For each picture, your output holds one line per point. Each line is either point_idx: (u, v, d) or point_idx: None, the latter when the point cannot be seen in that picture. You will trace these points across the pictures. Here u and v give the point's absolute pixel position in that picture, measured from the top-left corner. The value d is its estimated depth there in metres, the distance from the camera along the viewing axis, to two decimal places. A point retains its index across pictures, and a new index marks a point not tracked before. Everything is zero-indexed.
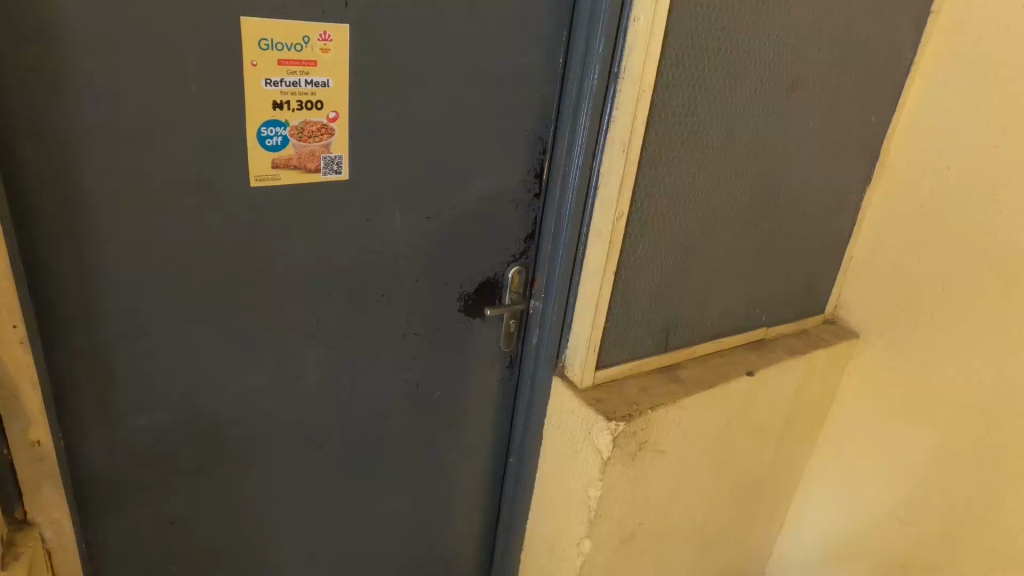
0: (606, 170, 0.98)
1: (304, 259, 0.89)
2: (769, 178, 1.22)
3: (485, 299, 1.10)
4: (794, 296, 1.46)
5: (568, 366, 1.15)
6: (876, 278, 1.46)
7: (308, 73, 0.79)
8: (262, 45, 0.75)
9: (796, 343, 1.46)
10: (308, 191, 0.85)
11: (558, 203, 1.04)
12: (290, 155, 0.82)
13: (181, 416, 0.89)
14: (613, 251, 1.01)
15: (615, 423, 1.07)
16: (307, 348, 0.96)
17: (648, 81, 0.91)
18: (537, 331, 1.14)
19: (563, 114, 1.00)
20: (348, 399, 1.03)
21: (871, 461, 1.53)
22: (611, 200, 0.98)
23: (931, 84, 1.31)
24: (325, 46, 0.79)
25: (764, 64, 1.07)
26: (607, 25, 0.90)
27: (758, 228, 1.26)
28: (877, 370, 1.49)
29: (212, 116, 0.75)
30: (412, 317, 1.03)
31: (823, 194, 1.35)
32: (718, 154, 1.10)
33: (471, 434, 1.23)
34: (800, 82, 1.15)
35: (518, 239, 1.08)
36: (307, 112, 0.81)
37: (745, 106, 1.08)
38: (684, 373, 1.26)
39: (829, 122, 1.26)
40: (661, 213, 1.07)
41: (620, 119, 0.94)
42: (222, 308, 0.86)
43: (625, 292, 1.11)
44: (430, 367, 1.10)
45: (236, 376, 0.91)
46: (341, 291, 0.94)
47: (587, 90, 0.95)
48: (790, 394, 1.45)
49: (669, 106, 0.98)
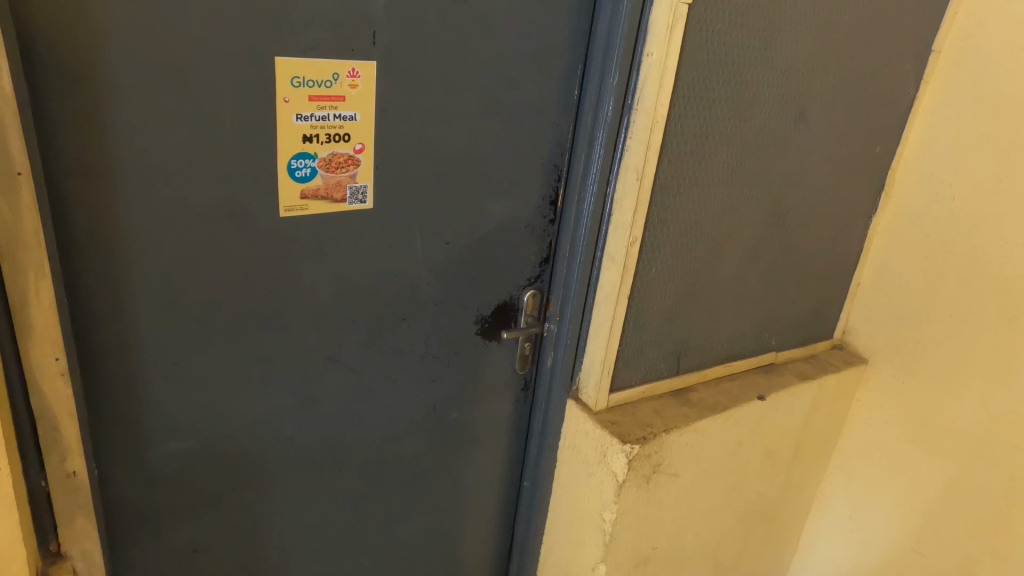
0: (619, 197, 1.01)
1: (329, 284, 0.92)
2: (777, 205, 1.24)
3: (501, 322, 1.12)
4: (802, 320, 1.47)
5: (582, 389, 1.16)
6: (883, 303, 1.48)
7: (337, 108, 0.82)
8: (294, 83, 0.78)
9: (805, 367, 1.48)
10: (334, 218, 0.88)
11: (573, 229, 1.07)
12: (318, 185, 0.85)
13: (208, 440, 0.91)
14: (627, 275, 1.04)
15: (631, 445, 1.09)
16: (330, 371, 0.98)
17: (661, 112, 0.94)
18: (551, 354, 1.16)
19: (578, 143, 1.03)
20: (368, 421, 1.05)
21: (882, 487, 1.53)
22: (625, 225, 1.01)
23: (933, 115, 1.35)
24: (353, 82, 0.82)
25: (771, 96, 1.10)
26: (621, 60, 0.94)
27: (767, 253, 1.29)
28: (886, 393, 1.50)
29: (246, 149, 0.79)
30: (431, 341, 1.05)
31: (830, 220, 1.37)
32: (728, 182, 1.13)
33: (486, 457, 1.24)
34: (806, 113, 1.18)
35: (533, 264, 1.11)
36: (335, 144, 0.84)
37: (753, 136, 1.12)
38: (696, 397, 1.27)
39: (835, 151, 1.29)
40: (673, 239, 1.10)
41: (634, 149, 0.97)
42: (250, 333, 0.88)
43: (638, 315, 1.13)
44: (447, 390, 1.12)
45: (261, 399, 0.93)
46: (362, 316, 0.97)
47: (602, 120, 0.99)
48: (801, 418, 1.46)
49: (681, 136, 1.02)
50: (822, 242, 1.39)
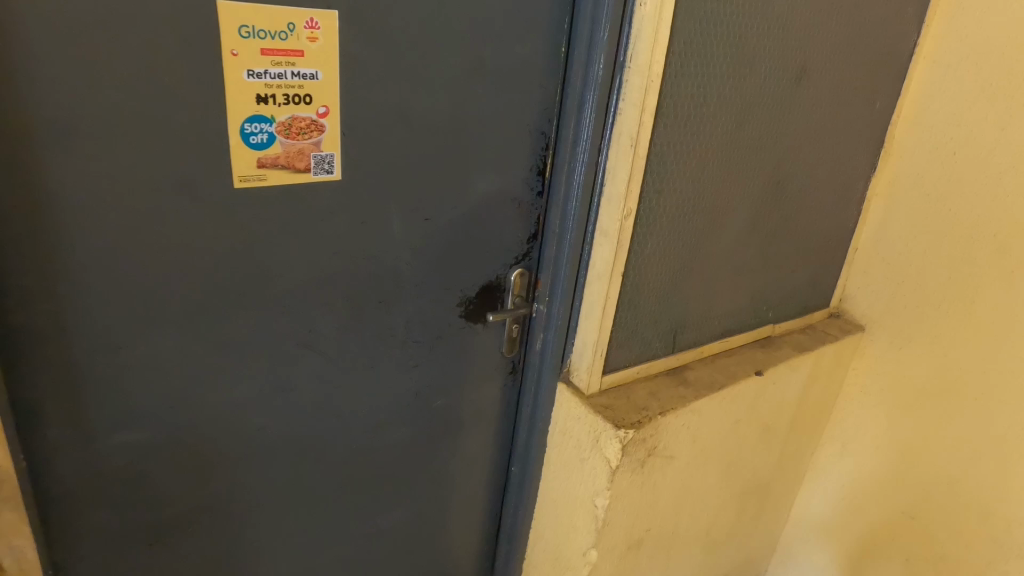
0: (612, 164, 0.93)
1: (296, 265, 0.81)
2: (775, 169, 1.18)
3: (486, 304, 1.02)
4: (797, 291, 1.42)
5: (574, 371, 1.09)
6: (881, 270, 1.43)
7: (296, 64, 0.71)
8: (243, 32, 0.67)
9: (803, 339, 1.43)
10: (298, 191, 0.77)
11: (562, 200, 0.98)
12: (277, 154, 0.74)
13: (163, 440, 0.81)
14: (621, 250, 0.97)
15: (625, 430, 1.03)
16: (300, 361, 0.88)
17: (656, 70, 0.86)
18: (540, 336, 1.09)
19: (567, 107, 0.94)
20: (346, 414, 0.96)
21: (877, 458, 1.50)
22: (619, 196, 0.93)
23: (933, 70, 1.28)
24: (312, 34, 0.71)
25: (771, 51, 1.02)
26: (613, 11, 0.85)
27: (763, 221, 1.23)
28: (882, 365, 1.46)
29: (189, 111, 0.67)
30: (412, 324, 0.95)
31: (827, 186, 1.31)
32: (726, 145, 1.05)
33: (473, 445, 1.16)
34: (807, 69, 1.11)
35: (521, 239, 1.01)
36: (294, 107, 0.73)
37: (753, 93, 1.04)
38: (692, 375, 1.21)
39: (835, 111, 1.21)
40: (668, 208, 1.02)
41: (628, 111, 0.89)
42: (206, 322, 0.78)
43: (632, 292, 1.06)
44: (432, 377, 1.02)
45: (224, 395, 0.84)
46: (335, 300, 0.86)
47: (592, 81, 0.90)
48: (797, 392, 1.41)
49: (678, 97, 0.93)
50: (820, 209, 1.33)
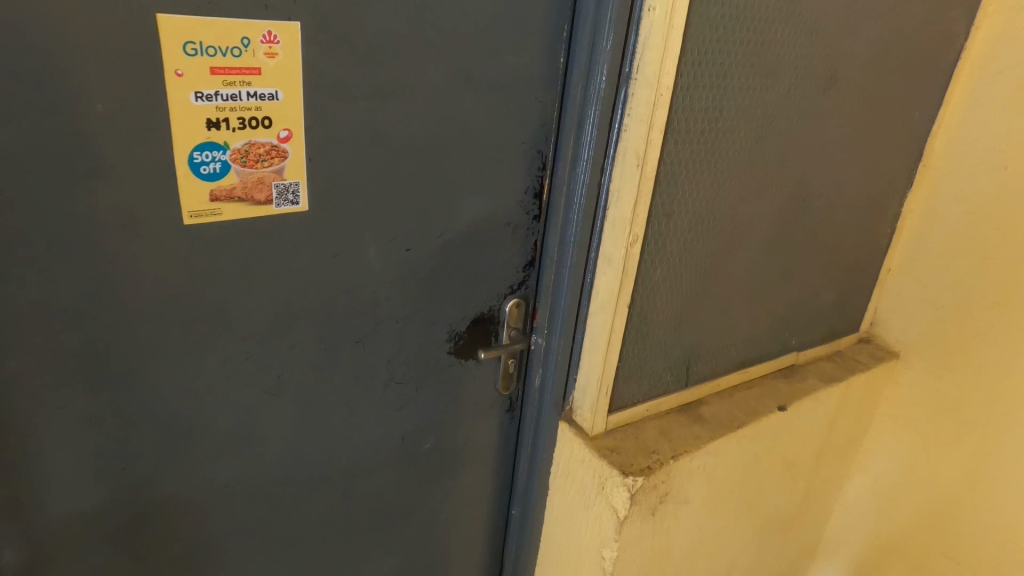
0: (616, 186, 0.84)
1: (261, 304, 0.73)
2: (801, 187, 1.07)
3: (479, 338, 0.93)
4: (823, 315, 1.31)
5: (577, 409, 1.00)
6: (916, 292, 1.33)
7: (252, 84, 0.63)
8: (188, 50, 0.58)
9: (829, 368, 1.32)
10: (258, 225, 0.69)
11: (562, 225, 0.89)
12: (232, 184, 0.65)
13: (114, 502, 0.73)
14: (627, 280, 0.88)
15: (633, 478, 0.93)
16: (267, 407, 0.79)
17: (665, 82, 0.77)
18: (540, 371, 0.99)
19: (565, 123, 0.84)
20: (324, 461, 0.87)
21: (913, 494, 1.38)
22: (624, 221, 0.84)
23: (979, 75, 1.18)
24: (270, 49, 0.62)
25: (798, 58, 0.92)
26: (617, 16, 0.75)
27: (787, 242, 1.12)
28: (918, 393, 1.35)
29: (127, 139, 0.59)
30: (395, 363, 0.86)
31: (858, 202, 1.20)
32: (745, 162, 0.95)
33: (469, 488, 1.07)
34: (838, 76, 1.00)
35: (516, 268, 0.92)
36: (251, 131, 0.64)
37: (776, 105, 0.94)
38: (708, 412, 1.11)
39: (867, 122, 1.10)
40: (681, 233, 0.93)
41: (633, 128, 0.80)
42: (160, 372, 0.70)
43: (640, 324, 0.97)
44: (420, 418, 0.93)
45: (182, 449, 0.75)
46: (306, 340, 0.78)
47: (594, 94, 0.80)
48: (824, 424, 1.30)
49: (691, 112, 0.84)
50: (850, 225, 1.22)
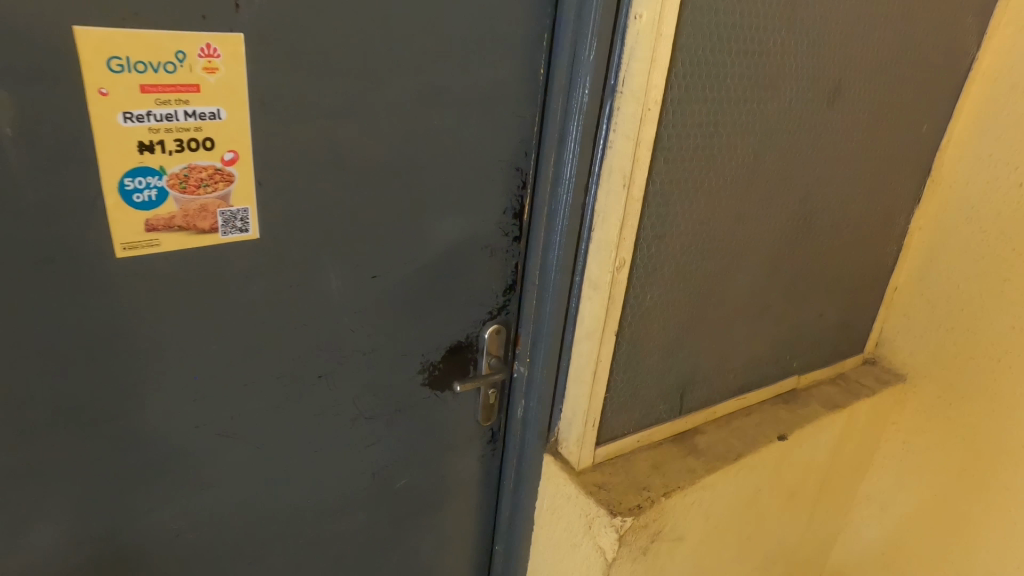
0: (602, 207, 0.78)
1: (210, 340, 0.67)
2: (803, 204, 1.01)
3: (455, 369, 0.87)
4: (827, 335, 1.24)
5: (562, 442, 0.94)
6: (926, 311, 1.26)
7: (189, 102, 0.56)
8: (114, 65, 0.52)
9: (834, 391, 1.25)
10: (203, 256, 0.63)
11: (543, 248, 0.82)
12: (171, 213, 0.59)
13: (52, 557, 0.67)
14: (614, 308, 0.82)
15: (622, 518, 0.86)
16: (222, 449, 0.73)
17: (653, 96, 0.70)
18: (523, 402, 0.93)
19: (546, 139, 0.77)
20: (287, 502, 0.81)
21: (922, 522, 1.32)
22: (610, 245, 0.78)
23: (992, 87, 1.11)
24: (209, 64, 0.56)
25: (800, 69, 0.86)
26: (601, 25, 0.69)
27: (788, 262, 1.06)
28: (929, 417, 1.28)
29: (46, 166, 0.53)
30: (364, 398, 0.80)
31: (864, 218, 1.13)
32: (743, 180, 0.89)
33: (450, 524, 1.01)
34: (843, 87, 0.94)
35: (496, 293, 0.86)
36: (191, 154, 0.58)
37: (777, 118, 0.87)
38: (704, 442, 1.04)
39: (874, 134, 1.04)
40: (673, 256, 0.86)
41: (619, 145, 0.73)
42: (99, 417, 0.63)
43: (629, 352, 0.90)
44: (393, 454, 0.87)
45: (125, 499, 0.69)
46: (263, 377, 0.72)
47: (576, 109, 0.74)
48: (828, 450, 1.23)
49: (683, 127, 0.77)
50: (855, 243, 1.15)
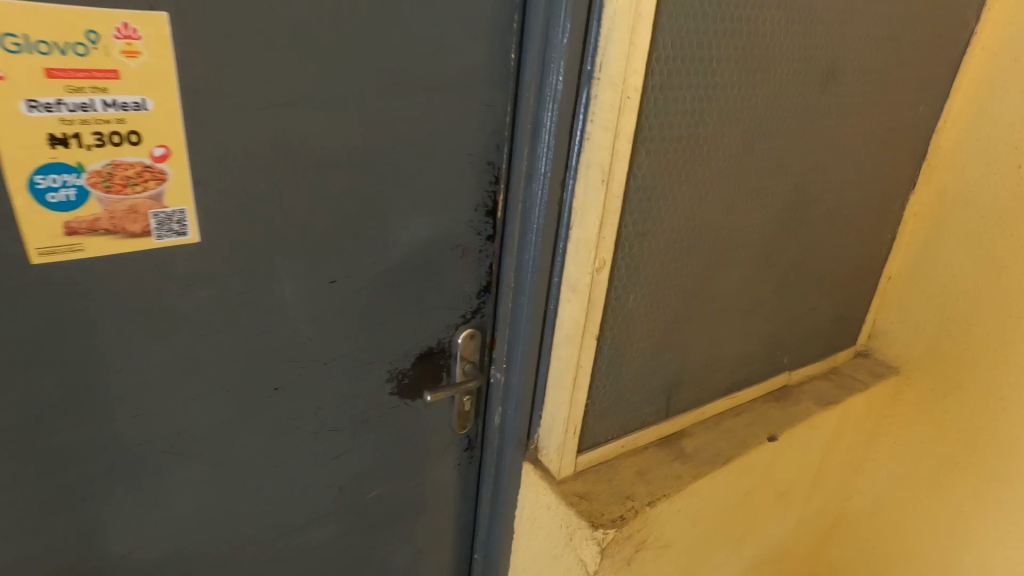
0: (580, 204, 0.72)
1: (149, 354, 0.61)
2: (795, 195, 0.96)
3: (426, 375, 0.82)
4: (819, 330, 1.20)
5: (542, 449, 0.89)
6: (922, 302, 1.22)
7: (108, 90, 0.50)
8: (11, 45, 0.46)
9: (826, 388, 1.20)
10: (135, 262, 0.56)
11: (518, 247, 0.77)
12: (95, 215, 0.53)
13: None
14: (594, 311, 0.77)
15: (604, 531, 0.81)
16: (170, 470, 0.67)
17: (633, 82, 0.65)
18: (500, 409, 0.88)
19: (519, 131, 0.72)
20: (246, 522, 0.76)
21: (917, 519, 1.29)
22: (589, 244, 0.72)
23: (993, 65, 1.05)
24: (129, 46, 0.50)
25: (791, 51, 0.80)
26: (575, 4, 0.63)
27: (780, 256, 1.01)
28: (924, 412, 1.25)
29: None
30: (327, 409, 0.75)
31: (858, 208, 1.08)
32: (731, 171, 0.83)
33: (425, 535, 0.96)
34: (837, 70, 0.88)
35: (468, 295, 0.80)
36: (114, 149, 0.52)
37: (766, 105, 0.82)
38: (691, 445, 0.99)
39: (869, 119, 0.98)
40: (657, 253, 0.81)
41: (597, 137, 0.68)
42: (22, 441, 0.57)
43: (612, 355, 0.85)
44: (361, 465, 0.82)
45: (59, 529, 0.62)
46: (212, 391, 0.66)
47: (550, 97, 0.68)
48: (819, 448, 1.20)
49: (666, 116, 0.71)
50: (848, 234, 1.10)
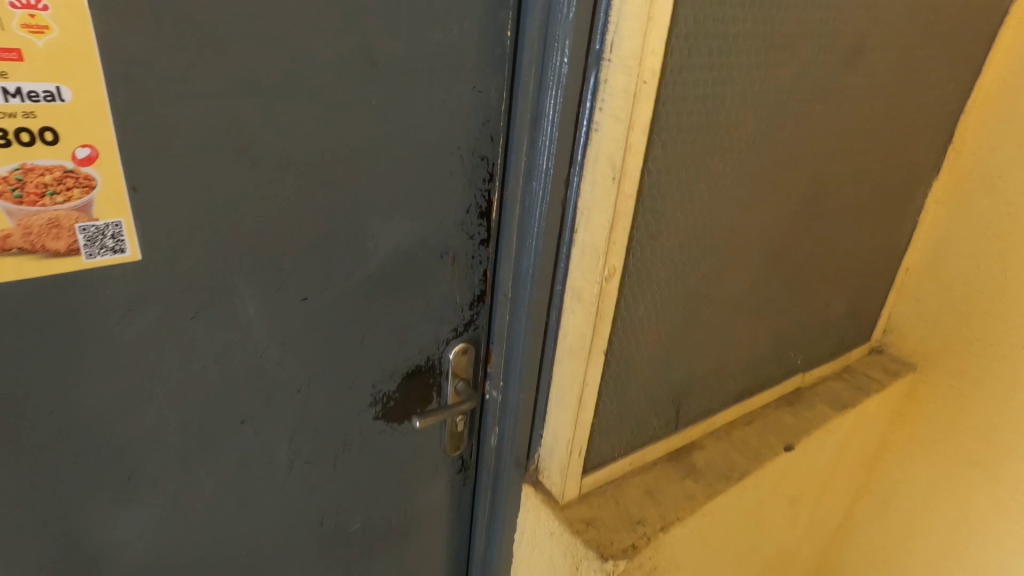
0: (587, 204, 0.64)
1: (87, 391, 0.51)
2: (814, 187, 0.88)
3: (414, 396, 0.73)
4: (833, 328, 1.12)
5: (544, 470, 0.82)
6: (940, 296, 1.16)
7: (11, 76, 0.40)
8: None
9: (840, 389, 1.14)
10: (61, 285, 0.47)
11: (516, 253, 0.68)
12: (5, 231, 0.44)
13: None
14: (602, 323, 0.68)
15: (614, 563, 0.73)
16: (118, 520, 0.58)
17: (649, 64, 0.56)
18: (497, 428, 0.80)
19: (516, 122, 0.62)
20: (214, 567, 0.67)
21: (931, 522, 1.23)
22: (598, 250, 0.64)
23: None
24: (33, 19, 0.40)
25: (819, 28, 0.72)
26: None
27: (796, 252, 0.93)
28: (941, 411, 1.18)
29: None
30: (302, 439, 0.66)
31: (879, 198, 1.01)
32: (750, 163, 0.75)
33: (416, 563, 0.88)
34: (864, 49, 0.80)
35: (460, 306, 0.72)
36: (24, 150, 0.42)
37: (790, 88, 0.73)
38: (703, 459, 0.92)
39: (895, 102, 0.90)
40: (670, 255, 0.73)
41: (608, 129, 0.59)
42: None
43: (620, 368, 0.77)
44: (343, 496, 0.74)
45: None
46: (166, 429, 0.57)
47: (552, 82, 0.59)
48: (832, 452, 1.13)
49: (685, 102, 0.62)
50: (868, 226, 1.03)
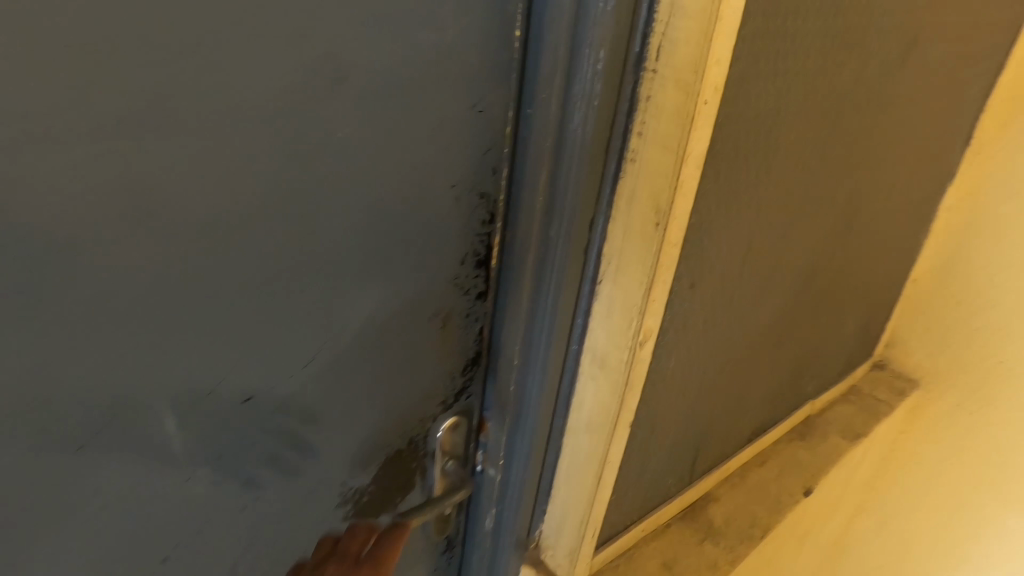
0: (619, 252, 0.50)
1: None
2: (850, 206, 0.76)
3: (394, 486, 0.59)
4: (845, 349, 1.03)
5: (549, 550, 0.69)
6: (950, 309, 1.08)
7: None
8: None
9: (851, 415, 1.05)
10: None
11: (524, 312, 0.53)
12: None
13: None
14: (632, 392, 0.56)
15: None
16: None
17: (713, 79, 0.43)
18: (494, 509, 0.65)
19: (529, 147, 0.46)
20: None
21: (932, 542, 1.18)
22: (634, 309, 0.51)
23: None
24: None
25: (876, 24, 0.59)
26: None
27: (822, 276, 0.82)
28: (946, 430, 1.12)
29: None
30: (254, 560, 0.51)
31: (901, 210, 0.91)
32: (796, 187, 0.63)
33: None
34: (912, 47, 0.68)
35: (452, 375, 0.57)
36: None
37: (842, 96, 0.61)
38: (721, 515, 0.81)
39: (930, 105, 0.80)
40: (705, 302, 0.60)
41: (653, 160, 0.46)
42: None
43: (643, 433, 0.65)
44: None
45: None
46: None
47: (580, 98, 0.44)
48: (838, 481, 1.06)
49: (741, 123, 0.49)
50: (888, 242, 0.93)
